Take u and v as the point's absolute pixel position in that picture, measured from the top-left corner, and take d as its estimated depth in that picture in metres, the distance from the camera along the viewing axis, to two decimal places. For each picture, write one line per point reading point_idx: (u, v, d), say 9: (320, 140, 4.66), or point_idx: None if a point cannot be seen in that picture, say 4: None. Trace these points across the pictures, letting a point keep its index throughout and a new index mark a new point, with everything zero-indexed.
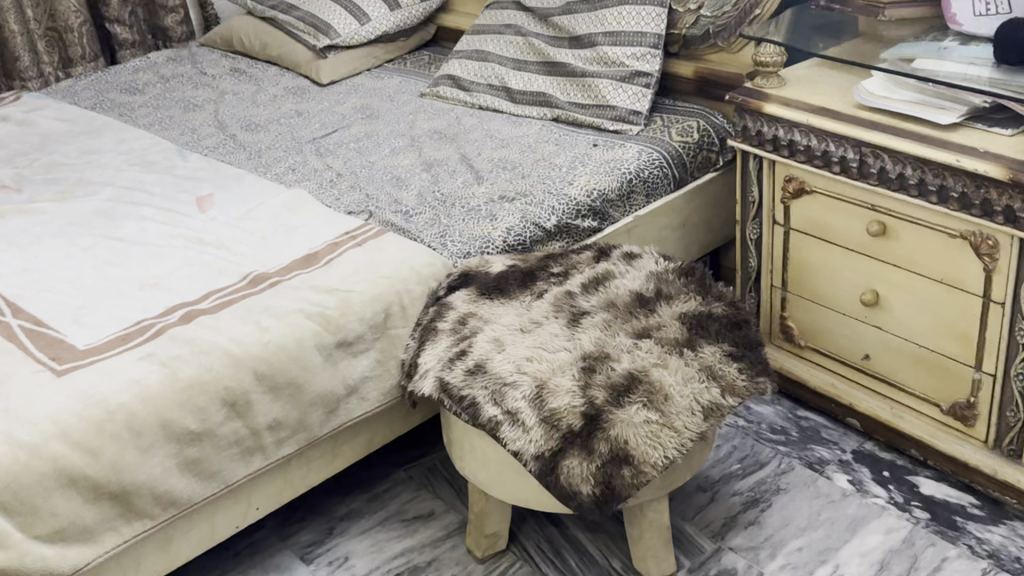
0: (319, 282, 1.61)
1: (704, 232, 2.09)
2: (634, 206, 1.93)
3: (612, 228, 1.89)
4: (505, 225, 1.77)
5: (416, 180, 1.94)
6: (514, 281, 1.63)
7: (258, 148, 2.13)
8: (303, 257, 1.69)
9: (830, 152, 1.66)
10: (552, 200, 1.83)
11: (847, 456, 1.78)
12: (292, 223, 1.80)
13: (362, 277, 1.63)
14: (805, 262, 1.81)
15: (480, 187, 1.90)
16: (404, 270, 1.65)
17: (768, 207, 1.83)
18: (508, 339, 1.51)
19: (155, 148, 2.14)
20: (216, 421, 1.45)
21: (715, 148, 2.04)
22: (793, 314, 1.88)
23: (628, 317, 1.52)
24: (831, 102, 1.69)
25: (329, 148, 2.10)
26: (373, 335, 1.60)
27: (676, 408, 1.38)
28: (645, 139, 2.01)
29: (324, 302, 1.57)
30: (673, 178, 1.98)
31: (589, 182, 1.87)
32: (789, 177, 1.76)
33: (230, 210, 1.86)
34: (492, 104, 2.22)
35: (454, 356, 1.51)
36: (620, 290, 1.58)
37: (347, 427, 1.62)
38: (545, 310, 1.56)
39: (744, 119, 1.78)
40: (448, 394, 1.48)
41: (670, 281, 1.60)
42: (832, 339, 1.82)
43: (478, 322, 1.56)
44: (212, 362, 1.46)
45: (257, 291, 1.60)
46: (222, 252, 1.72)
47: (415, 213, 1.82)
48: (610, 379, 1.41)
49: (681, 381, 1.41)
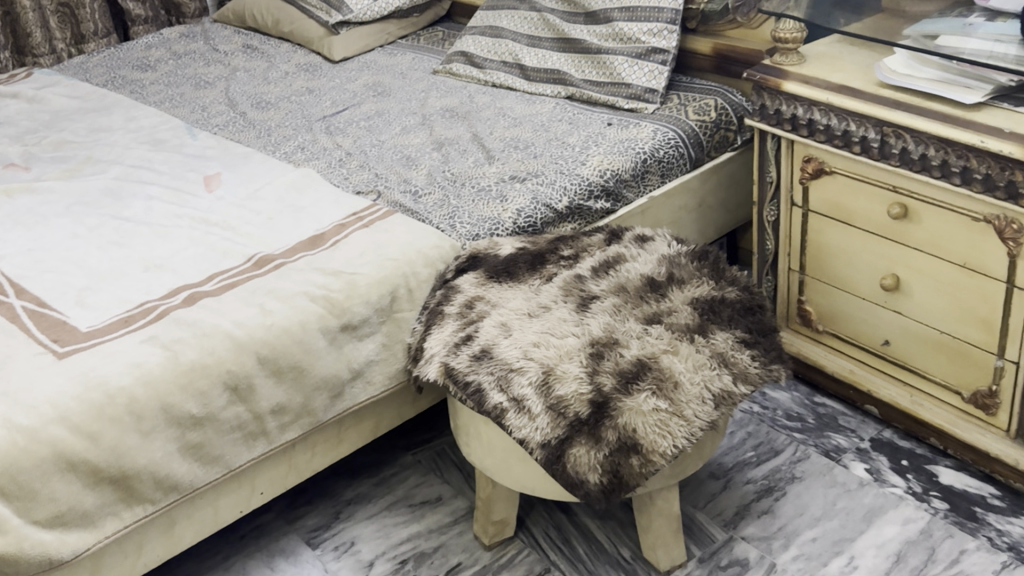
0: (324, 264, 1.58)
1: (721, 213, 2.05)
2: (648, 187, 1.89)
3: (625, 209, 1.85)
4: (516, 206, 1.73)
5: (426, 160, 1.91)
6: (523, 265, 1.60)
7: (268, 126, 2.10)
8: (310, 238, 1.66)
9: (851, 131, 1.61)
10: (565, 180, 1.79)
11: (864, 443, 1.73)
12: (299, 203, 1.77)
13: (369, 259, 1.60)
14: (824, 244, 1.76)
15: (491, 167, 1.86)
16: (411, 253, 1.62)
17: (786, 188, 1.78)
18: (515, 324, 1.47)
19: (164, 126, 2.11)
20: (218, 406, 1.42)
21: (732, 127, 1.99)
22: (810, 298, 1.83)
23: (639, 301, 1.48)
24: (852, 80, 1.63)
25: (339, 127, 2.06)
26: (379, 318, 1.57)
27: (686, 396, 1.35)
28: (661, 117, 1.96)
29: (329, 285, 1.54)
30: (689, 158, 1.93)
31: (602, 163, 1.83)
32: (808, 157, 1.71)
33: (237, 189, 1.83)
34: (505, 81, 2.18)
35: (460, 341, 1.48)
36: (631, 273, 1.54)
37: (352, 411, 1.59)
38: (553, 294, 1.53)
39: (762, 97, 1.73)
40: (454, 379, 1.45)
41: (682, 264, 1.55)
42: (849, 323, 1.78)
43: (485, 306, 1.53)
44: (214, 345, 1.44)
45: (261, 273, 1.57)
46: (227, 233, 1.69)
47: (424, 194, 1.79)
48: (619, 366, 1.37)
49: (691, 368, 1.38)
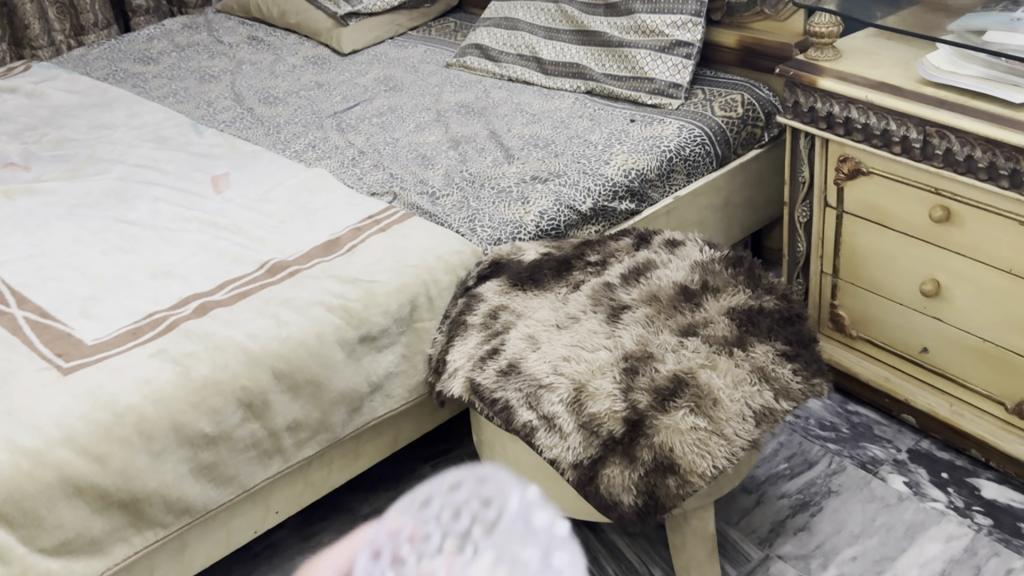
0: (340, 271, 1.51)
1: (747, 212, 1.97)
2: (674, 186, 1.82)
3: (650, 210, 1.78)
4: (539, 208, 1.66)
5: (443, 159, 1.83)
6: (548, 272, 1.52)
7: (277, 122, 2.02)
8: (325, 243, 1.59)
9: (891, 131, 1.54)
10: (588, 181, 1.72)
11: (902, 454, 1.67)
12: (312, 206, 1.70)
13: (386, 266, 1.52)
14: (859, 247, 1.69)
15: (511, 167, 1.79)
16: (431, 259, 1.55)
17: (819, 188, 1.71)
18: (542, 336, 1.40)
19: (168, 122, 2.04)
20: (232, 423, 1.35)
21: (760, 123, 1.92)
22: (844, 302, 1.76)
23: (672, 311, 1.41)
24: (892, 77, 1.56)
25: (351, 124, 1.99)
26: (398, 328, 1.50)
27: (726, 414, 1.28)
28: (686, 114, 1.89)
29: (346, 294, 1.47)
30: (715, 156, 1.86)
31: (627, 162, 1.76)
32: (844, 157, 1.64)
33: (246, 190, 1.76)
34: (522, 75, 2.11)
35: (486, 354, 1.41)
36: (663, 281, 1.47)
37: (371, 426, 1.52)
38: (582, 303, 1.45)
39: (796, 94, 1.66)
40: (479, 395, 1.38)
41: (717, 272, 1.48)
42: (886, 329, 1.71)
43: (511, 316, 1.46)
44: (226, 359, 1.36)
45: (274, 281, 1.50)
46: (238, 237, 1.62)
47: (442, 195, 1.72)
48: (654, 382, 1.31)
49: (731, 385, 1.31)
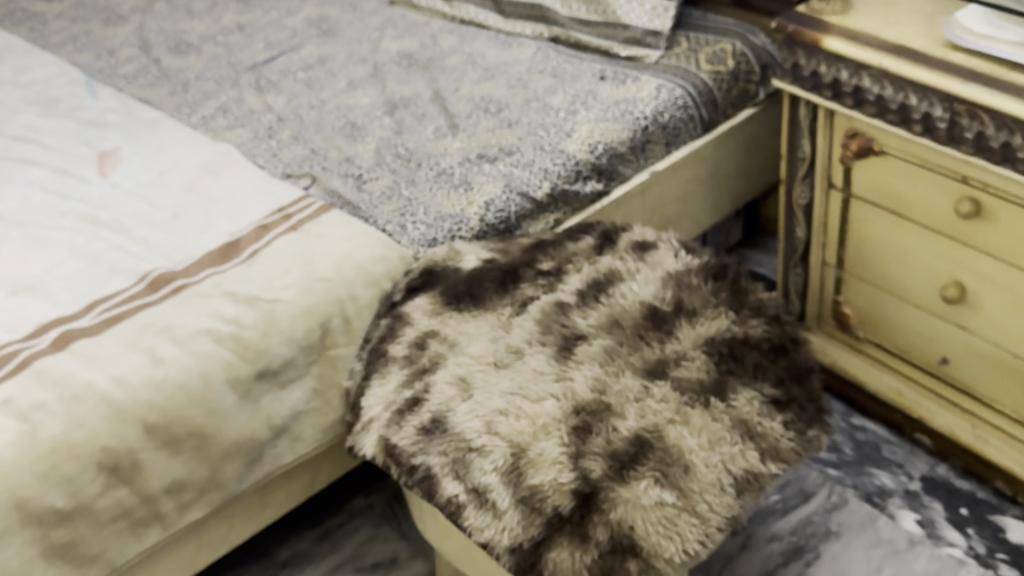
0: (235, 287, 1.24)
1: (738, 180, 1.70)
2: (649, 159, 1.54)
3: (621, 190, 1.50)
4: (484, 196, 1.38)
5: (375, 128, 1.54)
6: (490, 287, 1.25)
7: (186, 78, 1.74)
8: (221, 247, 1.32)
9: (910, 105, 1.25)
10: (545, 159, 1.44)
11: (913, 484, 1.42)
12: (212, 193, 1.42)
13: (292, 279, 1.25)
14: (869, 238, 1.42)
15: (455, 140, 1.49)
16: (347, 270, 1.27)
17: (821, 166, 1.43)
18: (474, 378, 1.12)
19: (59, 79, 1.74)
20: (92, 493, 1.09)
21: (755, 78, 1.63)
22: (850, 300, 1.50)
23: (637, 343, 1.14)
24: (912, 39, 1.27)
25: (271, 80, 1.70)
26: (307, 358, 1.23)
27: (700, 485, 1.01)
28: (665, 69, 1.60)
29: (240, 318, 1.20)
30: (700, 120, 1.58)
31: (592, 133, 1.48)
32: (853, 132, 1.36)
33: (138, 173, 1.47)
34: (476, 17, 1.81)
35: (405, 406, 1.11)
36: (628, 301, 1.20)
37: (280, 475, 1.25)
38: (527, 331, 1.18)
39: (795, 54, 1.37)
40: (395, 459, 1.09)
41: (693, 287, 1.21)
42: (900, 334, 1.45)
43: (442, 345, 1.18)
44: (84, 412, 1.10)
45: (155, 301, 1.24)
46: (119, 238, 1.35)
47: (370, 179, 1.43)
48: (611, 446, 1.03)
49: (707, 446, 1.04)
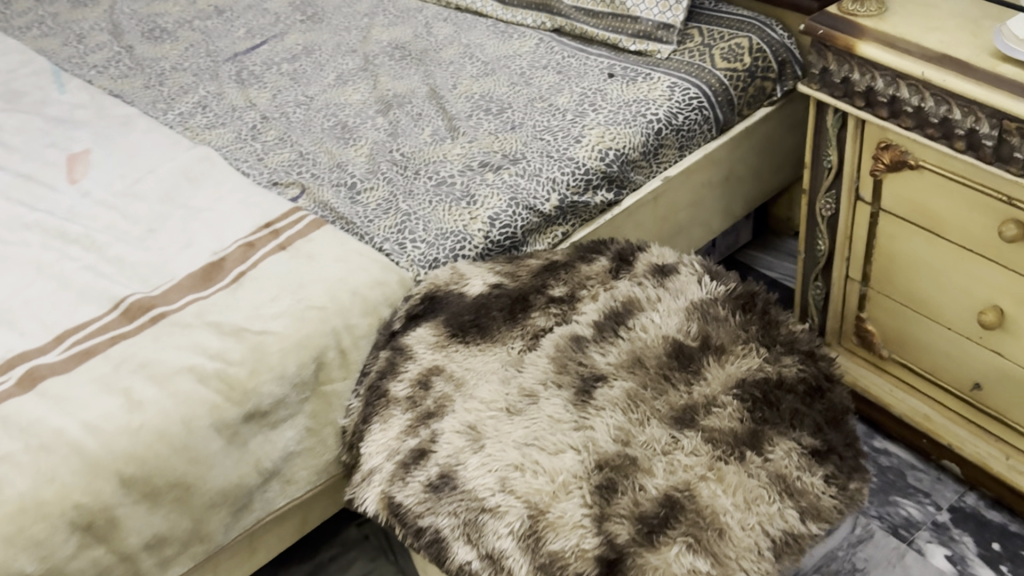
0: (220, 317, 1.14)
1: (752, 183, 1.60)
2: (662, 164, 1.44)
3: (632, 199, 1.40)
4: (488, 211, 1.27)
5: (368, 130, 1.43)
6: (497, 316, 1.15)
7: (161, 69, 1.62)
8: (204, 268, 1.21)
9: (952, 119, 1.15)
10: (553, 167, 1.33)
11: (941, 515, 1.34)
12: (192, 205, 1.31)
13: (282, 307, 1.14)
14: (898, 254, 1.33)
15: (454, 145, 1.39)
16: (343, 296, 1.16)
17: (848, 178, 1.33)
18: (485, 427, 1.02)
19: (24, 69, 1.61)
20: (64, 555, 0.99)
21: (772, 75, 1.52)
22: (874, 317, 1.41)
23: (662, 386, 1.05)
24: (957, 47, 1.17)
25: (254, 73, 1.59)
26: (299, 396, 1.12)
27: (735, 550, 0.92)
28: (678, 65, 1.49)
29: (226, 353, 1.10)
30: (716, 121, 1.47)
31: (602, 139, 1.37)
32: (886, 143, 1.26)
33: (111, 180, 1.36)
34: (472, 4, 1.70)
35: (410, 456, 1.01)
36: (649, 335, 1.10)
37: (269, 520, 1.15)
38: (540, 369, 1.08)
39: (825, 59, 1.26)
40: (400, 519, 0.99)
41: (721, 319, 1.11)
42: (929, 356, 1.36)
43: (448, 383, 1.09)
44: (54, 466, 1.00)
45: (131, 332, 1.13)
46: (90, 257, 1.24)
47: (364, 190, 1.32)
48: (639, 508, 0.94)
49: (743, 506, 0.95)
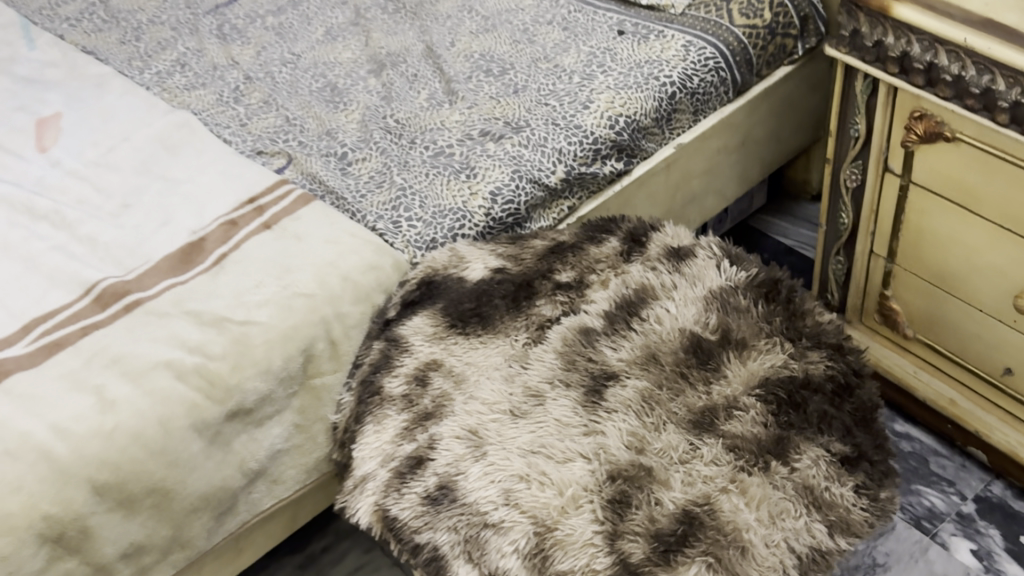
0: (200, 306, 1.05)
1: (769, 146, 1.50)
2: (675, 129, 1.34)
3: (644, 168, 1.31)
4: (490, 185, 1.18)
5: (359, 93, 1.34)
6: (500, 305, 1.07)
7: (138, 23, 1.52)
8: (182, 249, 1.12)
9: (996, 90, 1.05)
10: (558, 136, 1.24)
11: (966, 506, 1.27)
12: (170, 177, 1.22)
13: (266, 295, 1.06)
14: (928, 230, 1.24)
15: (452, 111, 1.29)
16: (333, 282, 1.07)
17: (876, 147, 1.24)
18: (487, 431, 0.94)
19: None
20: (31, 571, 0.91)
21: (794, 31, 1.41)
22: (900, 294, 1.32)
23: (678, 385, 0.97)
24: (1003, 10, 1.06)
25: (237, 28, 1.49)
26: (286, 391, 1.04)
27: (759, 569, 0.84)
28: (693, 22, 1.38)
29: (206, 347, 1.02)
30: (733, 83, 1.37)
31: (612, 104, 1.27)
32: (920, 112, 1.16)
33: (83, 149, 1.26)
34: None
35: (406, 464, 0.94)
36: (664, 328, 1.02)
37: (256, 522, 1.08)
38: (547, 366, 1.00)
39: (856, 20, 1.16)
40: (394, 533, 0.91)
41: (742, 310, 1.03)
42: (958, 337, 1.28)
43: (447, 380, 1.01)
44: (21, 474, 0.92)
45: (104, 321, 1.04)
46: (60, 236, 1.15)
47: (356, 160, 1.23)
48: (655, 524, 0.86)
49: (767, 521, 0.87)
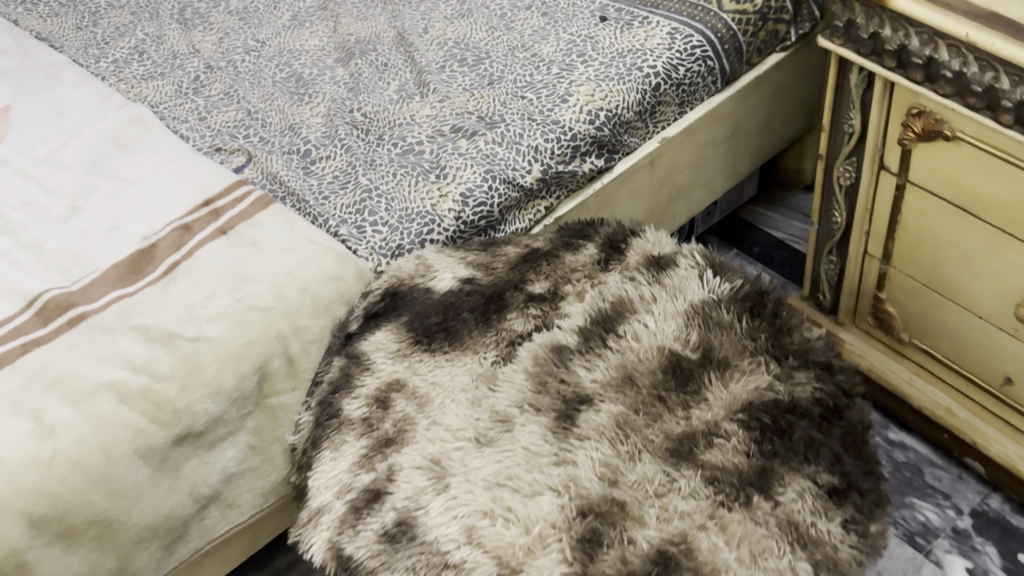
0: (148, 320, 0.99)
1: (760, 137, 1.43)
2: (660, 122, 1.27)
3: (626, 165, 1.24)
4: (460, 186, 1.11)
5: (325, 85, 1.27)
6: (468, 319, 1.00)
7: (97, 7, 1.45)
8: (131, 257, 1.05)
9: (999, 88, 0.98)
10: (535, 133, 1.17)
11: (962, 521, 1.21)
12: (123, 176, 1.15)
13: (219, 308, 0.99)
14: (926, 233, 1.17)
15: (423, 104, 1.22)
16: (291, 295, 1.01)
17: (872, 145, 1.17)
18: (451, 461, 0.88)
19: None
20: None
21: (787, 16, 1.32)
22: (895, 298, 1.26)
23: (656, 409, 0.91)
24: (1009, 3, 0.99)
25: (200, 14, 1.42)
26: (240, 412, 0.98)
27: None
28: (680, 7, 1.30)
29: (154, 366, 0.95)
30: (721, 72, 1.29)
31: (592, 97, 1.20)
32: (918, 109, 1.09)
33: (31, 146, 1.19)
34: None
35: (364, 497, 0.87)
36: (642, 345, 0.96)
37: (212, 549, 1.02)
38: (516, 388, 0.93)
39: (851, 9, 1.09)
40: (350, 572, 0.85)
41: (725, 326, 0.97)
42: (956, 344, 1.22)
43: (411, 402, 0.94)
44: None
45: (45, 337, 0.98)
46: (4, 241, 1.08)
47: (320, 159, 1.16)
48: (627, 566, 0.79)
49: (749, 560, 0.80)
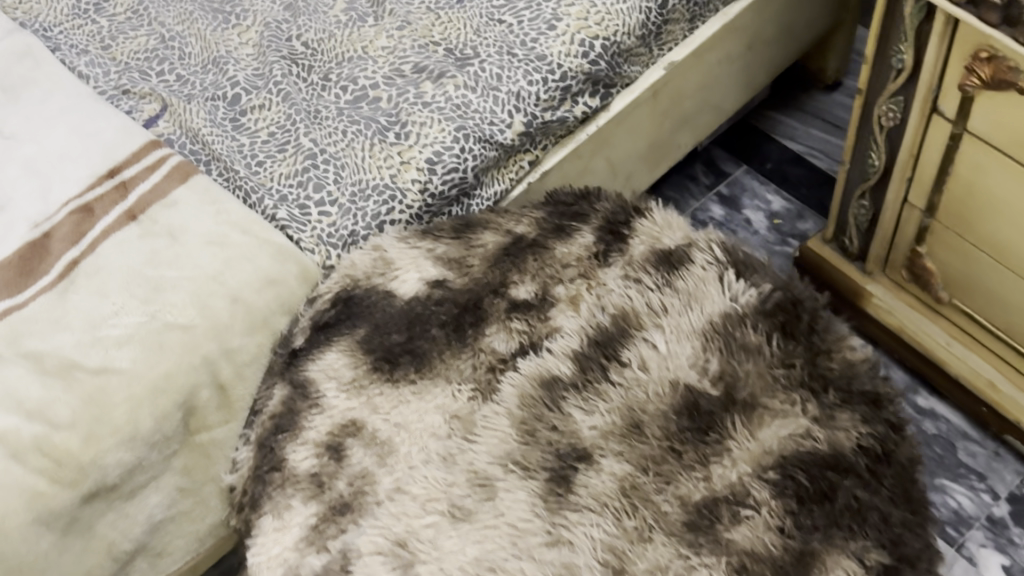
0: (42, 347, 0.79)
1: (780, 43, 1.20)
2: (665, 44, 1.05)
3: (625, 100, 1.02)
4: (426, 149, 0.91)
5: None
6: (437, 336, 0.82)
7: None
8: (20, 252, 0.84)
9: None
10: (515, 73, 0.95)
11: (998, 508, 1.08)
12: (9, 134, 0.93)
13: (129, 329, 0.80)
14: (984, 189, 0.97)
15: (376, 30, 1.01)
16: (218, 308, 0.82)
17: (925, 86, 0.95)
18: (419, 544, 0.72)
19: None
20: None
21: None
22: (935, 253, 1.08)
23: (669, 467, 0.74)
24: None
25: None
26: (161, 455, 0.81)
27: None
28: None
29: (51, 411, 0.76)
30: None
31: (584, 22, 0.96)
32: (988, 54, 0.87)
33: None
34: None
35: None
36: (650, 376, 0.78)
37: None
38: (499, 437, 0.77)
39: None
40: None
41: (752, 349, 0.79)
42: (1008, 311, 1.04)
43: (369, 450, 0.78)
44: None
45: None
46: None
47: (252, 108, 0.96)
48: None
49: None
